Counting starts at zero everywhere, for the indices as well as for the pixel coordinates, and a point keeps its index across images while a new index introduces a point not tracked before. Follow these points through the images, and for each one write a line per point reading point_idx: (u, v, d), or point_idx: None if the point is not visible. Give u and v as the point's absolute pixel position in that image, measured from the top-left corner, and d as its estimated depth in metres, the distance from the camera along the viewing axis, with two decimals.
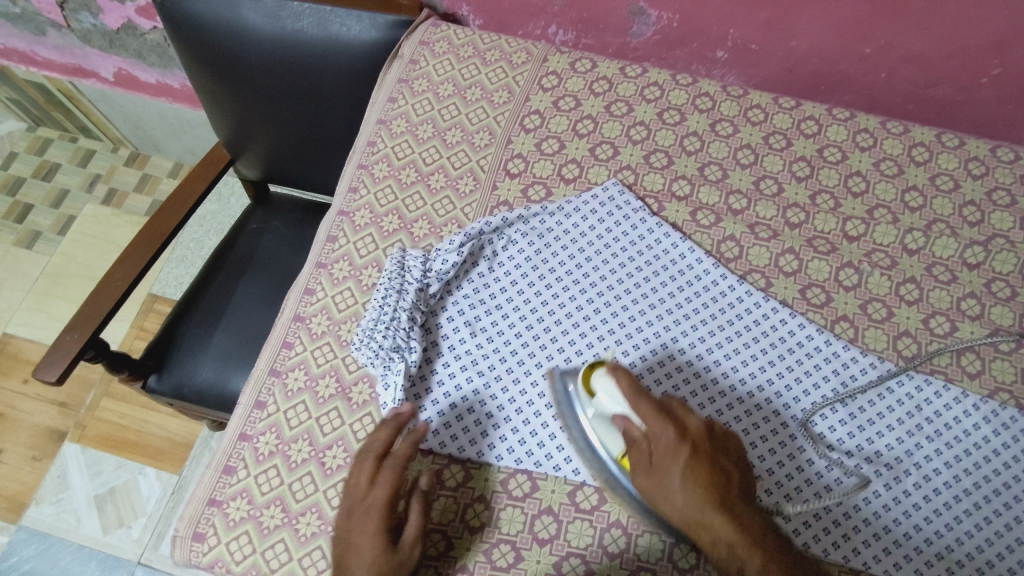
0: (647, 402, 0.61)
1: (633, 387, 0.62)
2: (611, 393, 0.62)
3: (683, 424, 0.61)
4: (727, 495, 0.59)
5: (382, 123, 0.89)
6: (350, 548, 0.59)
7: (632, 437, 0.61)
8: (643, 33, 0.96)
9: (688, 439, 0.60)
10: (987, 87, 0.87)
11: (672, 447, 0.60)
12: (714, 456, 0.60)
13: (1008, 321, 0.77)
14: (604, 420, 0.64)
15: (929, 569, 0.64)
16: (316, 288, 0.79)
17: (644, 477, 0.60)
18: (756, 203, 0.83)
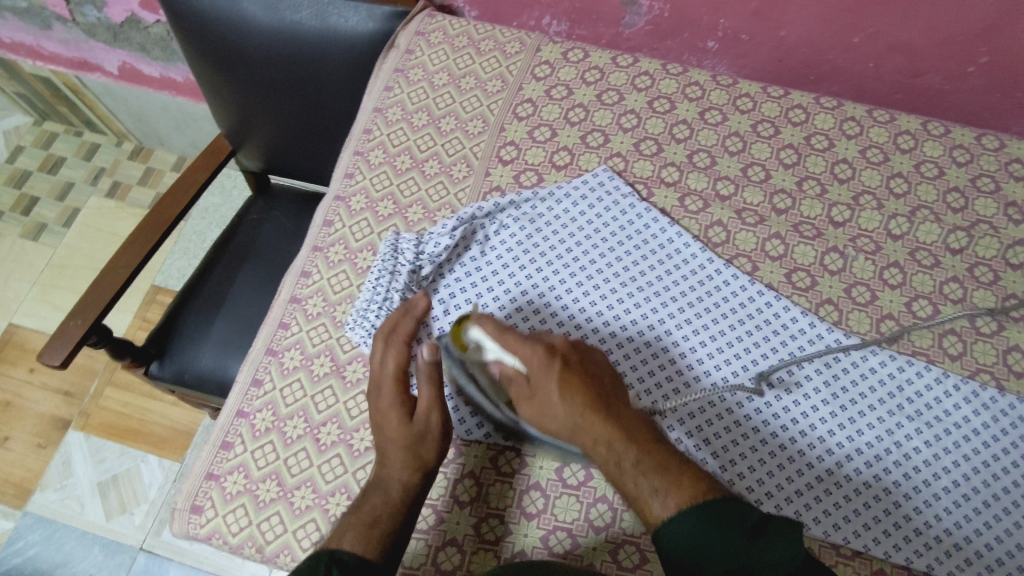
0: (512, 334, 0.68)
1: (499, 326, 0.68)
2: (480, 341, 0.68)
3: (551, 348, 0.68)
4: (604, 404, 0.65)
5: (378, 111, 0.91)
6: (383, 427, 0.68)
7: (512, 373, 0.67)
8: (635, 23, 0.97)
9: (555, 358, 0.66)
10: (973, 75, 0.89)
11: (541, 372, 0.66)
12: (585, 370, 0.67)
13: (990, 304, 0.78)
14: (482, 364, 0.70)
15: (907, 544, 0.65)
16: (312, 270, 0.81)
17: (529, 403, 0.66)
18: (743, 189, 0.85)
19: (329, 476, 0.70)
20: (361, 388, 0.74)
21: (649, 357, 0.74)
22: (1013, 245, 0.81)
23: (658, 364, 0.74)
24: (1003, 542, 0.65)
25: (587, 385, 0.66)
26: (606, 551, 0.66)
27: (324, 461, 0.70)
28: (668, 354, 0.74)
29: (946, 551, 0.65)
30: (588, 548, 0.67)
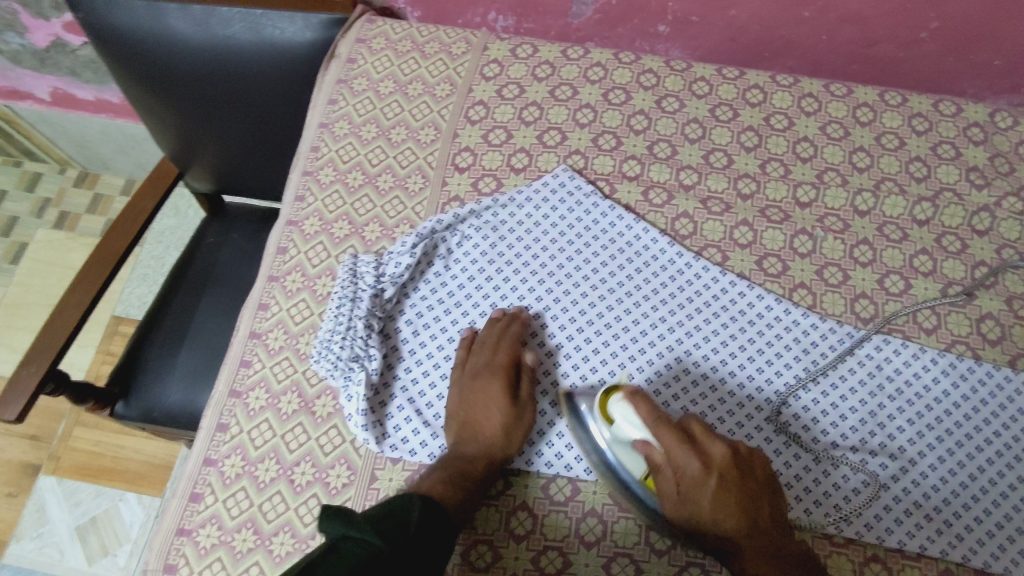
0: (671, 429, 0.61)
1: (655, 415, 0.61)
2: (630, 423, 0.61)
3: (709, 453, 0.61)
4: (754, 512, 0.61)
5: (324, 126, 0.87)
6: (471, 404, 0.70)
7: (657, 461, 0.61)
8: (583, 13, 0.94)
9: (711, 467, 0.61)
10: (926, 41, 0.88)
11: (702, 479, 0.61)
12: (738, 476, 0.61)
13: (960, 274, 0.78)
14: (623, 444, 0.63)
15: (916, 529, 0.66)
16: (270, 302, 0.77)
17: (672, 502, 0.61)
18: (707, 177, 0.83)
19: (307, 518, 0.67)
20: (333, 422, 0.71)
21: (626, 361, 0.73)
22: (978, 211, 0.81)
23: (636, 367, 0.72)
24: (988, 513, 0.67)
25: (738, 493, 0.61)
26: (599, 566, 0.65)
27: (301, 503, 0.68)
28: (645, 356, 0.73)
29: (950, 527, 0.66)
30: (581, 564, 0.65)
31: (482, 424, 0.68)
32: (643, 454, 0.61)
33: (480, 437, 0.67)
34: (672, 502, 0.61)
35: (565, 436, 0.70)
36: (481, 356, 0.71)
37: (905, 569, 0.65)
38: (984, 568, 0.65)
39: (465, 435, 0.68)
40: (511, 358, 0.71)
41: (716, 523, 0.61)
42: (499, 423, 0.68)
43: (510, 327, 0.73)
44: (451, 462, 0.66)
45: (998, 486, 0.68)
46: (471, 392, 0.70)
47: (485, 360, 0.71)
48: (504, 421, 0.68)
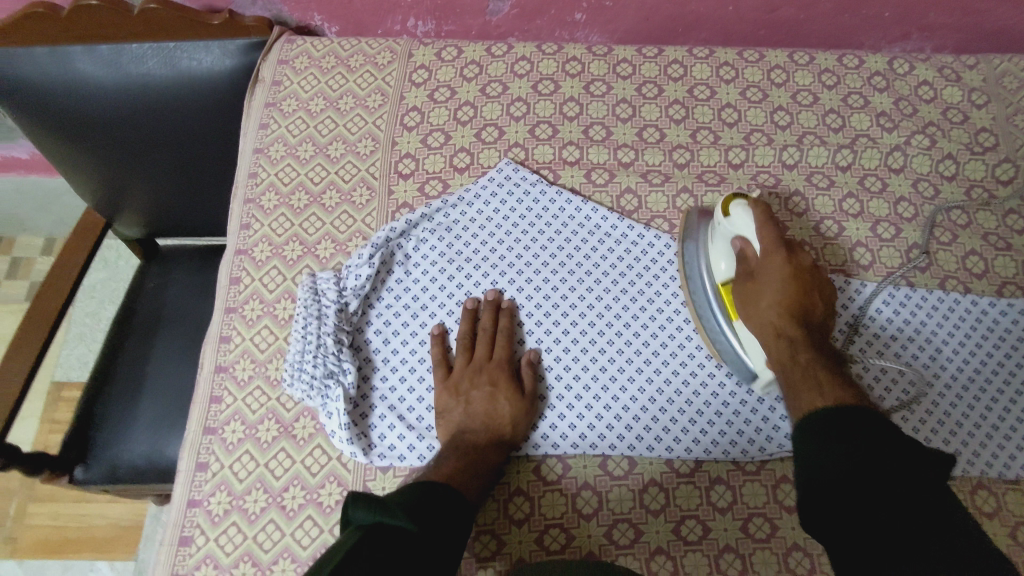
0: (774, 228, 0.68)
1: (766, 216, 0.68)
2: (741, 215, 0.69)
3: (797, 259, 0.68)
4: (809, 318, 0.66)
5: (260, 151, 0.85)
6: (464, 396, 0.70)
7: (746, 257, 0.69)
8: (501, 9, 0.96)
9: (793, 263, 0.67)
10: (823, 2, 0.94)
11: (775, 258, 0.67)
12: (812, 287, 0.67)
13: (885, 211, 0.84)
14: (724, 240, 0.71)
15: None
16: (231, 334, 0.76)
17: (743, 293, 0.68)
18: (643, 152, 0.86)
19: (305, 541, 0.66)
20: (316, 442, 0.70)
21: (595, 337, 0.75)
22: (892, 151, 0.87)
23: (606, 342, 0.75)
24: (943, 425, 0.72)
25: (800, 294, 0.67)
26: (602, 536, 0.67)
27: (296, 527, 0.66)
28: (613, 328, 0.76)
29: (915, 440, 0.72)
30: (584, 537, 0.67)
31: (488, 413, 0.69)
32: (734, 247, 0.70)
33: (489, 427, 0.68)
34: (742, 287, 0.69)
35: (548, 418, 0.72)
36: (480, 351, 0.73)
37: None
38: None
39: (473, 428, 0.68)
40: (508, 346, 0.73)
41: (770, 304, 0.66)
42: (502, 412, 0.69)
43: (483, 318, 0.75)
44: (468, 452, 0.66)
45: (949, 398, 0.74)
46: (465, 386, 0.71)
47: (466, 359, 0.72)
48: (508, 407, 0.69)
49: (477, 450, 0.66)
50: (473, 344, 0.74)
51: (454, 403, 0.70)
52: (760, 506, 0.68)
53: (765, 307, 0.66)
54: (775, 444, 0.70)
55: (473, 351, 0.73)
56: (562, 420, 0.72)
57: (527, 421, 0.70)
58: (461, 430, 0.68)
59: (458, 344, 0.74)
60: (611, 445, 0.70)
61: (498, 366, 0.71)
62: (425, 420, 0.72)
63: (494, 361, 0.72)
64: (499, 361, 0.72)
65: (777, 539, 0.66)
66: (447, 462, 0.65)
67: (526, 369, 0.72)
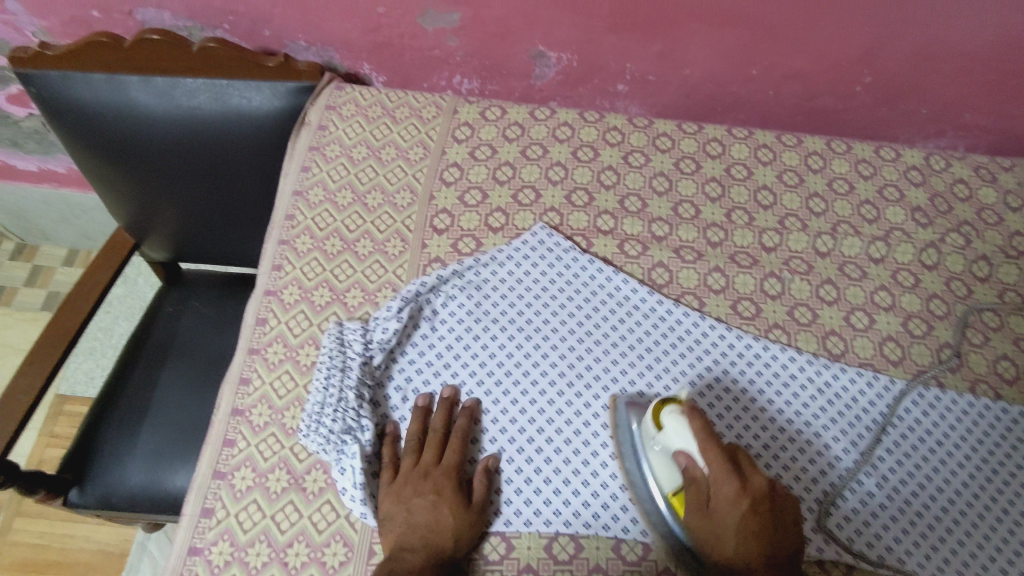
0: (715, 449, 0.63)
1: (705, 429, 0.64)
2: (677, 429, 0.65)
3: (748, 481, 0.63)
4: (775, 555, 0.60)
5: (299, 194, 0.86)
6: (413, 503, 0.65)
7: (691, 473, 0.64)
8: (546, 74, 0.98)
9: (748, 495, 0.62)
10: (862, 94, 0.95)
11: (727, 487, 0.62)
12: (771, 516, 0.62)
13: (917, 307, 0.83)
14: (665, 454, 0.66)
15: (909, 554, 0.68)
16: (251, 376, 0.75)
17: (697, 518, 0.63)
18: (677, 227, 0.86)
19: None
20: (326, 497, 0.69)
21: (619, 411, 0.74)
22: (926, 247, 0.87)
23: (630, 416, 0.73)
24: (970, 535, 0.70)
25: (762, 529, 0.61)
26: None
27: None
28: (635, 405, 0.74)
29: (941, 549, 0.69)
30: None
31: (430, 528, 0.64)
32: (677, 463, 0.65)
33: (428, 544, 0.63)
34: (695, 512, 0.63)
35: (562, 492, 0.69)
36: (446, 457, 0.69)
37: None
38: None
39: (412, 545, 0.63)
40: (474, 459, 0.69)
41: (732, 538, 0.61)
42: (444, 527, 0.64)
43: (434, 418, 0.71)
44: (400, 569, 0.60)
45: (975, 507, 0.71)
46: (410, 494, 0.66)
47: (413, 463, 0.68)
48: (453, 523, 0.64)
49: (415, 573, 0.60)
50: (421, 445, 0.70)
51: (395, 511, 0.65)
52: None
53: (729, 532, 0.61)
54: None
55: (420, 455, 0.69)
56: (575, 496, 0.69)
57: (472, 538, 0.65)
58: (400, 546, 0.63)
59: (425, 441, 0.70)
60: (624, 527, 0.68)
61: (446, 474, 0.67)
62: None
63: (442, 467, 0.68)
64: (446, 468, 0.68)
65: None
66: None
67: (481, 486, 0.68)
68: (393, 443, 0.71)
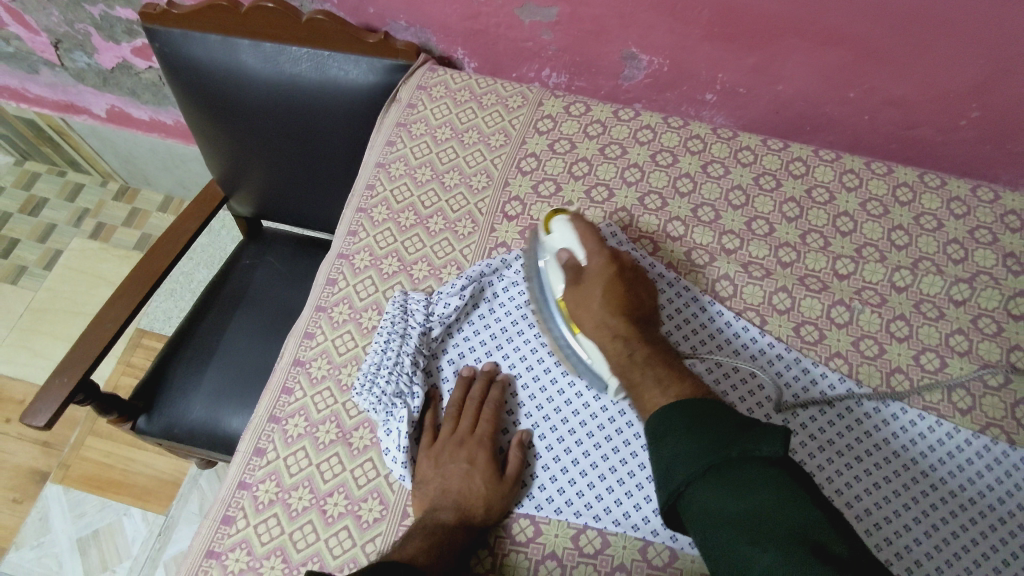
0: (595, 238, 0.72)
1: (586, 227, 0.73)
2: (564, 232, 0.73)
3: (619, 261, 0.73)
4: (633, 312, 0.71)
5: (381, 166, 0.90)
6: (447, 470, 0.68)
7: (575, 264, 0.72)
8: (635, 76, 0.99)
9: (616, 263, 0.72)
10: (966, 128, 0.91)
11: (600, 262, 0.71)
12: (631, 287, 0.72)
13: (996, 357, 0.79)
14: (552, 258, 0.74)
15: None
16: (315, 331, 0.79)
17: (574, 293, 0.71)
18: (748, 242, 0.85)
19: (337, 551, 0.67)
20: (369, 455, 0.72)
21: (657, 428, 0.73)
22: (1014, 296, 0.82)
23: None
24: None
25: (623, 289, 0.71)
26: None
27: (331, 534, 0.68)
28: None
29: None
30: None
31: (462, 493, 0.66)
32: (560, 259, 0.73)
33: (460, 508, 0.65)
34: (572, 286, 0.72)
35: (596, 487, 0.70)
36: (482, 427, 0.71)
37: None
38: None
39: (444, 506, 0.65)
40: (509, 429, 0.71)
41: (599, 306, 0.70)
42: (472, 495, 0.66)
43: (475, 389, 0.73)
44: (433, 533, 0.63)
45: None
46: (444, 458, 0.69)
47: (451, 429, 0.71)
48: (483, 491, 0.66)
49: (446, 532, 0.63)
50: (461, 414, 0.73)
51: (431, 474, 0.68)
52: None
53: (600, 313, 0.70)
54: None
55: (458, 422, 0.72)
56: (609, 492, 0.69)
57: (501, 508, 0.67)
58: (433, 506, 0.66)
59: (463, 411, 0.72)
60: (653, 530, 0.68)
61: (481, 444, 0.69)
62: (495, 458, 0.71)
63: (476, 436, 0.70)
64: (480, 438, 0.70)
65: None
66: (412, 541, 0.62)
67: (516, 457, 0.69)
68: (438, 410, 0.74)
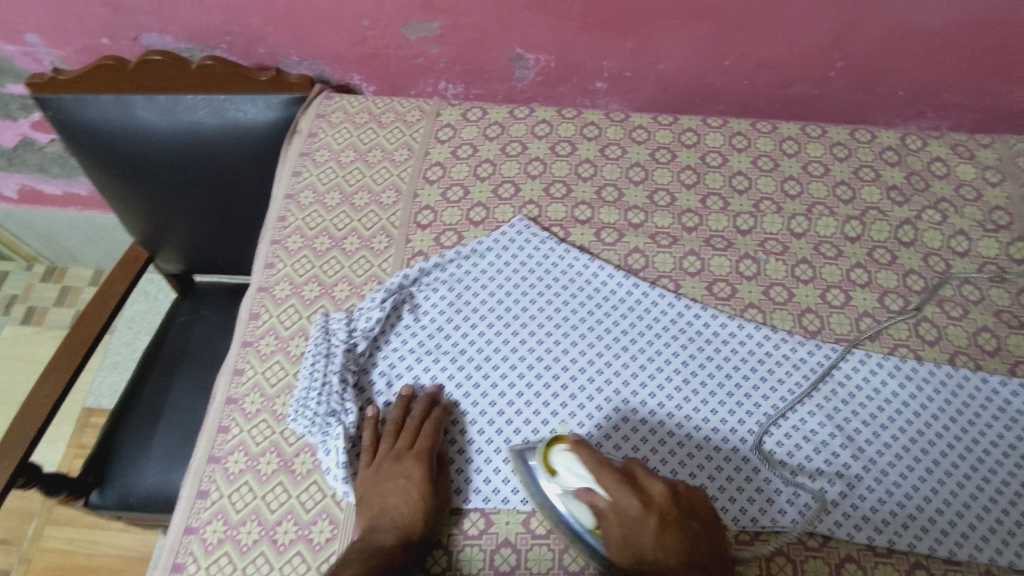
0: (610, 472, 0.61)
1: (595, 459, 0.62)
2: (575, 471, 0.63)
3: (652, 496, 0.61)
4: (694, 557, 0.60)
5: (290, 197, 0.91)
6: (386, 489, 0.67)
7: (603, 515, 0.61)
8: (526, 76, 1.02)
9: (655, 509, 0.60)
10: (836, 79, 0.97)
11: (633, 503, 0.60)
12: (678, 523, 0.61)
13: (894, 283, 0.84)
14: (569, 497, 0.63)
15: (888, 528, 0.68)
16: (244, 366, 0.78)
17: (617, 547, 0.60)
18: (653, 215, 0.89)
19: None
20: (313, 478, 0.71)
21: (594, 411, 0.75)
22: (902, 225, 0.88)
23: (603, 416, 0.74)
24: (949, 506, 0.69)
25: (676, 534, 0.60)
26: None
27: (285, 562, 0.67)
28: (612, 386, 0.76)
29: (921, 522, 0.68)
30: None
31: (399, 509, 0.65)
32: (584, 504, 0.62)
33: (399, 525, 0.65)
34: (620, 547, 0.60)
35: None
36: (419, 443, 0.70)
37: (878, 568, 0.67)
38: (953, 558, 0.67)
39: (381, 527, 0.65)
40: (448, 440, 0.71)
41: (655, 562, 0.60)
42: (406, 514, 0.65)
43: (414, 408, 0.73)
44: (372, 556, 0.62)
45: (952, 474, 0.71)
46: (382, 476, 0.68)
47: (389, 447, 0.71)
48: (420, 509, 0.66)
49: (384, 552, 0.63)
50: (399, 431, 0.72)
51: (369, 492, 0.68)
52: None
53: (655, 566, 0.60)
54: (769, 517, 0.69)
55: (397, 439, 0.71)
56: None
57: (437, 525, 0.67)
58: (370, 527, 0.65)
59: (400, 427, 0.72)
60: None
61: (418, 460, 0.69)
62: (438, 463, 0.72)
63: (414, 452, 0.70)
64: (418, 454, 0.69)
65: None
66: (349, 563, 0.61)
67: None
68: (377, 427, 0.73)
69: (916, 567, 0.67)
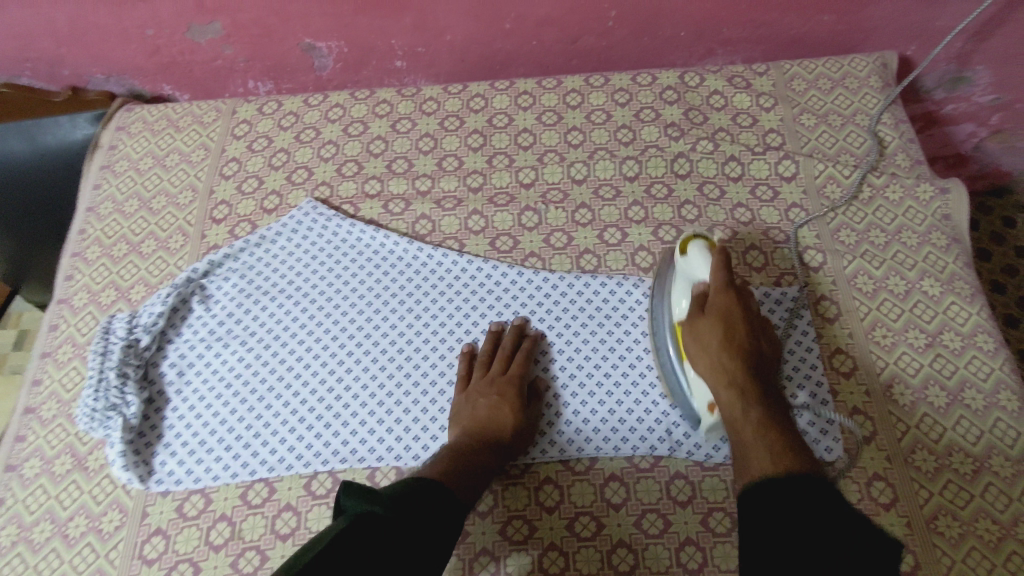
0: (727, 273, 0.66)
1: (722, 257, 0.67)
2: (700, 259, 0.68)
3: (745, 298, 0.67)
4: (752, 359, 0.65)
5: (91, 210, 0.92)
6: (478, 411, 0.72)
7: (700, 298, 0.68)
8: (326, 64, 1.04)
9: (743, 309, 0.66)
10: (617, 28, 0.99)
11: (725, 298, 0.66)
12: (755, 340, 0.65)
13: (669, 215, 0.86)
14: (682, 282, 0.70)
15: (653, 435, 0.73)
16: (42, 377, 0.80)
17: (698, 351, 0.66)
18: (439, 180, 0.91)
19: (81, 567, 0.69)
20: (105, 472, 0.74)
21: (377, 373, 0.78)
22: (677, 158, 0.89)
23: (386, 376, 0.77)
24: None
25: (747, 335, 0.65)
26: None
27: (74, 554, 0.70)
28: (396, 347, 0.79)
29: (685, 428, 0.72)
30: None
31: (488, 421, 0.70)
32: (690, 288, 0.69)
33: (479, 432, 0.70)
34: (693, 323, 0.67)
35: (324, 435, 0.74)
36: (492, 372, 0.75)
37: (640, 482, 0.70)
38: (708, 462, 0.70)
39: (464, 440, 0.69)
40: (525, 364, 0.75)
41: (715, 348, 0.65)
42: (506, 421, 0.70)
43: (505, 338, 0.77)
44: (459, 457, 0.67)
45: None
46: (469, 405, 0.73)
47: (484, 372, 0.75)
48: (509, 420, 0.71)
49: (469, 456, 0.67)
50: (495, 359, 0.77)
51: (463, 409, 0.73)
52: (521, 508, 0.70)
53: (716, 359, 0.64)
54: (538, 449, 0.73)
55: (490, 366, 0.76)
56: (335, 436, 0.74)
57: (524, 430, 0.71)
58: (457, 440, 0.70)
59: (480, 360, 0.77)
60: (378, 457, 0.73)
61: (514, 379, 0.73)
62: (225, 442, 0.75)
63: (510, 374, 0.74)
64: (513, 377, 0.74)
65: (533, 541, 0.68)
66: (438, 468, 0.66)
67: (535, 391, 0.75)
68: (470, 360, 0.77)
69: (676, 477, 0.70)
